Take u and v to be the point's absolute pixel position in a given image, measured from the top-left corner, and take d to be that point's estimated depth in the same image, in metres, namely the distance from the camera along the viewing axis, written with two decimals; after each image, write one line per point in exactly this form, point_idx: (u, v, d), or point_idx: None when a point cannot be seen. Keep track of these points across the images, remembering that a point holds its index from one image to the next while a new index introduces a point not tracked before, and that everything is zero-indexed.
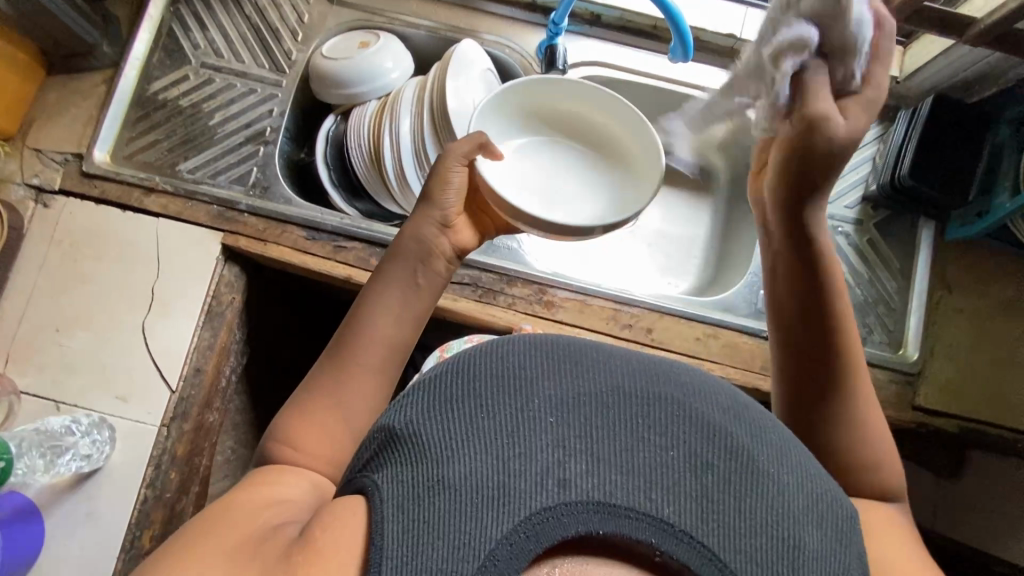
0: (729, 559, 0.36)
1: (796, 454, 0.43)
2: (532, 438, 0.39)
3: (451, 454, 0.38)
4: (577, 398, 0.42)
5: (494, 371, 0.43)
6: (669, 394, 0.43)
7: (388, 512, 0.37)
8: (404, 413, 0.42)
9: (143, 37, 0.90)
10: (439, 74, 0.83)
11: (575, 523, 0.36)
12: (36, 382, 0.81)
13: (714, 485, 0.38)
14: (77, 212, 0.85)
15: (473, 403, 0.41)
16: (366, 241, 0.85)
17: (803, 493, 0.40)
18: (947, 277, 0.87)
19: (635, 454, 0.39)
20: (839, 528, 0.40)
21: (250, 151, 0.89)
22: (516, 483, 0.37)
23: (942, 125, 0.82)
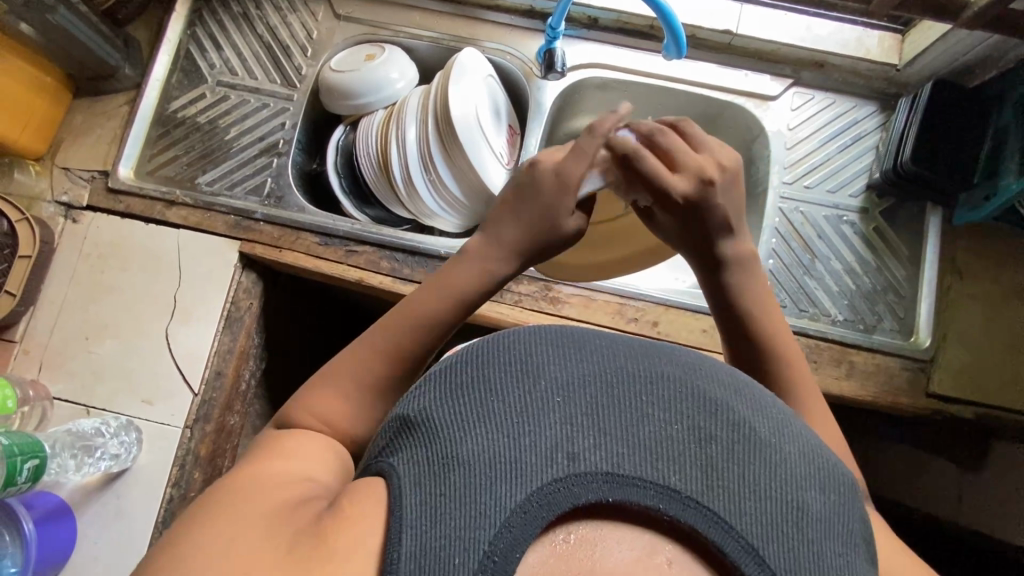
0: (737, 523, 0.37)
1: (795, 427, 0.43)
2: (540, 415, 0.40)
3: (462, 433, 0.39)
4: (581, 377, 0.42)
5: (501, 356, 0.43)
6: (671, 372, 0.43)
7: (406, 486, 0.38)
8: (416, 401, 0.43)
9: (162, 60, 0.95)
10: (442, 81, 0.86)
11: (586, 492, 0.37)
12: (67, 387, 0.85)
13: (719, 455, 0.39)
14: (104, 225, 0.90)
15: (482, 386, 0.42)
16: (377, 246, 0.88)
17: (806, 460, 0.41)
18: (958, 262, 0.86)
19: (640, 428, 0.40)
20: (841, 491, 0.41)
21: (264, 162, 0.93)
22: (527, 457, 0.38)
23: (943, 110, 0.81)
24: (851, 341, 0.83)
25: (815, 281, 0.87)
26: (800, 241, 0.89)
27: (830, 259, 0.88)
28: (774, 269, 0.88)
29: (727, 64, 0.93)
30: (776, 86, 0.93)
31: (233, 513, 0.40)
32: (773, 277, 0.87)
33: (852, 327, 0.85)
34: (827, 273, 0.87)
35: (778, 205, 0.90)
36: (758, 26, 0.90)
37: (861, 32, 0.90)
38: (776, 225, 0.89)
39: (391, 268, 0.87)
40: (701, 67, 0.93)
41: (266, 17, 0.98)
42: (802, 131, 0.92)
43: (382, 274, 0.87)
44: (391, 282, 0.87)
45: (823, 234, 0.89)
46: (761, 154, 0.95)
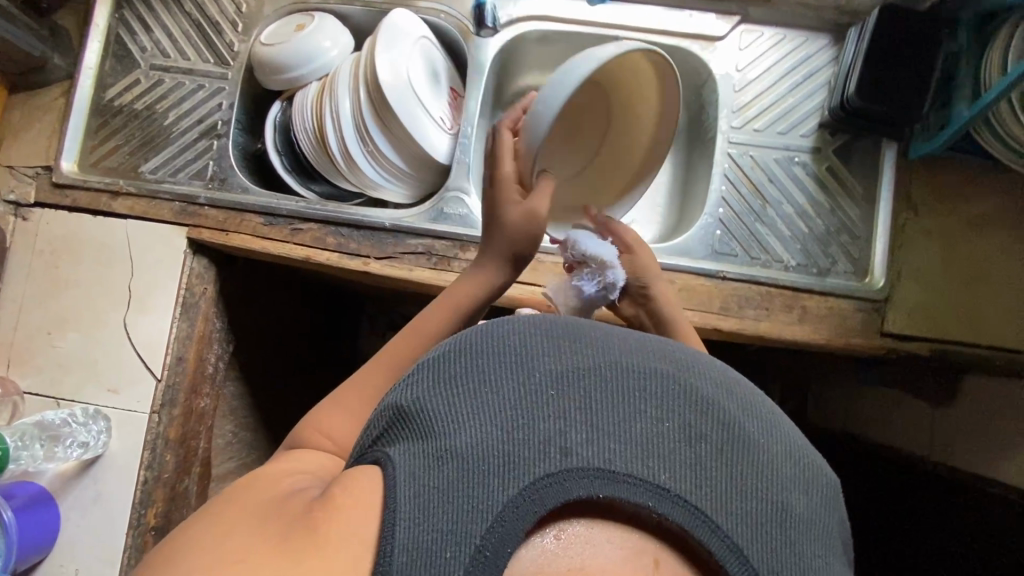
0: (724, 523, 0.37)
1: (783, 429, 0.44)
2: (533, 410, 0.40)
3: (455, 424, 0.40)
4: (576, 371, 0.42)
5: (496, 348, 0.44)
6: (664, 369, 0.44)
7: (399, 476, 0.38)
8: (409, 390, 0.44)
9: (93, 47, 0.94)
10: (370, 48, 0.84)
11: (578, 487, 0.37)
12: (35, 382, 0.87)
13: (708, 454, 0.40)
14: (54, 220, 0.90)
15: (476, 378, 0.42)
16: (321, 222, 0.87)
17: (792, 463, 0.42)
18: (913, 197, 0.83)
19: (632, 424, 0.40)
20: (824, 496, 0.42)
21: (205, 146, 0.92)
22: (520, 450, 0.38)
23: (892, 36, 0.77)
24: (804, 286, 0.82)
25: (766, 227, 0.85)
26: (750, 187, 0.86)
27: (782, 204, 0.86)
28: (723, 217, 0.86)
29: (669, 5, 0.89)
30: (722, 26, 0.89)
31: (227, 512, 0.42)
32: (723, 225, 0.86)
33: (805, 271, 0.84)
34: (779, 218, 0.85)
35: (727, 150, 0.88)
36: None
37: None
38: (725, 172, 0.87)
39: (337, 244, 0.87)
40: (642, 11, 0.89)
41: None
42: (750, 72, 0.88)
43: (328, 250, 0.87)
44: (338, 257, 0.86)
45: (775, 178, 0.86)
46: (710, 99, 0.92)
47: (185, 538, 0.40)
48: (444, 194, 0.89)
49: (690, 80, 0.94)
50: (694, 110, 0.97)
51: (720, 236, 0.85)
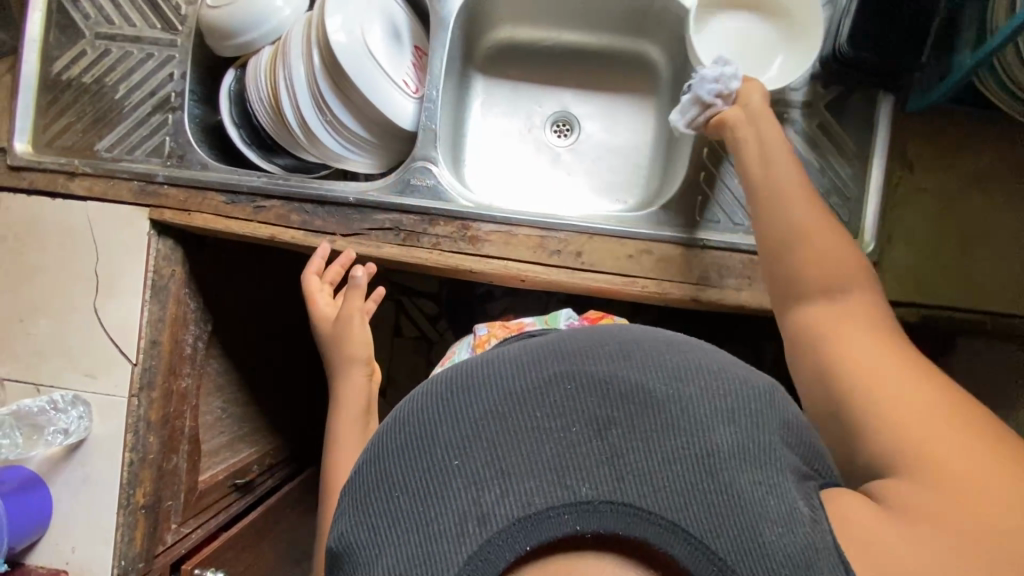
0: (655, 506, 0.35)
1: (690, 365, 0.42)
2: (441, 485, 0.37)
3: (377, 547, 0.37)
4: (471, 422, 0.39)
5: (395, 442, 0.41)
6: (557, 371, 0.41)
7: None
8: (334, 528, 0.41)
9: (35, 18, 0.88)
10: (322, 6, 0.78)
11: (506, 553, 0.35)
12: (14, 369, 0.88)
13: (622, 439, 0.38)
14: (14, 205, 0.88)
15: (382, 487, 0.39)
16: (285, 199, 0.84)
17: (709, 397, 0.40)
18: (909, 153, 0.78)
19: (542, 448, 0.38)
20: (754, 412, 0.40)
21: (159, 120, 0.87)
22: (438, 545, 0.35)
23: None
24: None
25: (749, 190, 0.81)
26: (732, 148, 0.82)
27: None
28: (703, 181, 0.82)
29: None
30: None
31: None
32: (702, 190, 0.82)
33: None
34: None
35: None
36: None
37: None
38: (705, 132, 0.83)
39: (302, 222, 0.84)
40: None
41: None
42: None
43: (293, 228, 0.84)
44: (303, 236, 0.83)
45: None
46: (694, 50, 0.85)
47: None
48: (412, 164, 0.85)
49: (674, 29, 0.87)
50: (680, 63, 0.91)
51: (702, 201, 0.82)
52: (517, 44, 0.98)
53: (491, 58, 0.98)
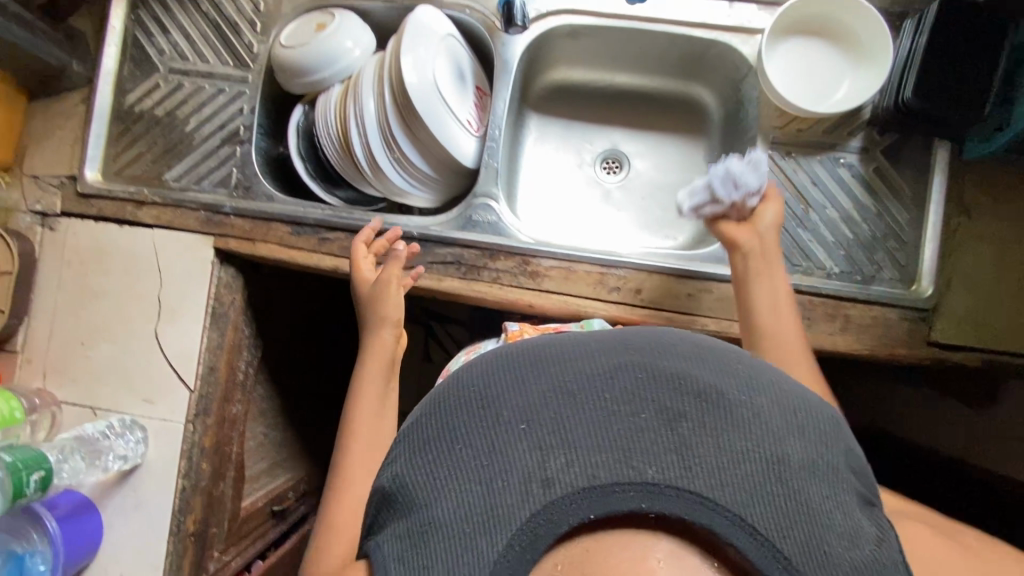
0: (720, 498, 0.36)
1: (764, 379, 0.43)
2: (508, 447, 0.39)
3: (437, 495, 0.39)
4: (541, 396, 0.41)
5: (462, 401, 0.43)
6: (629, 360, 0.42)
7: (395, 565, 0.39)
8: (394, 468, 0.44)
9: (111, 51, 0.91)
10: (395, 47, 0.81)
11: (569, 519, 0.36)
12: (72, 392, 0.89)
13: (688, 431, 0.38)
14: (81, 231, 0.90)
15: (448, 438, 0.42)
16: (350, 231, 0.86)
17: (778, 408, 0.41)
18: (966, 199, 0.79)
19: (610, 428, 0.39)
20: (822, 432, 0.41)
21: (228, 152, 0.90)
22: (500, 500, 0.37)
23: (951, 30, 0.72)
24: (846, 295, 0.80)
25: (808, 232, 0.82)
26: (792, 192, 0.83)
27: (825, 208, 0.82)
28: None
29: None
30: (764, 17, 0.83)
31: None
32: None
33: (848, 278, 0.81)
34: (821, 224, 0.82)
35: (767, 152, 0.84)
36: None
37: None
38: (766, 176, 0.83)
39: None
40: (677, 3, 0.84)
41: None
42: (794, 67, 0.82)
43: None
44: None
45: (817, 181, 0.82)
46: (749, 95, 0.87)
47: None
48: (473, 200, 0.87)
49: (729, 73, 0.89)
50: (732, 105, 0.93)
51: None
52: (571, 85, 1.00)
53: (544, 98, 1.01)
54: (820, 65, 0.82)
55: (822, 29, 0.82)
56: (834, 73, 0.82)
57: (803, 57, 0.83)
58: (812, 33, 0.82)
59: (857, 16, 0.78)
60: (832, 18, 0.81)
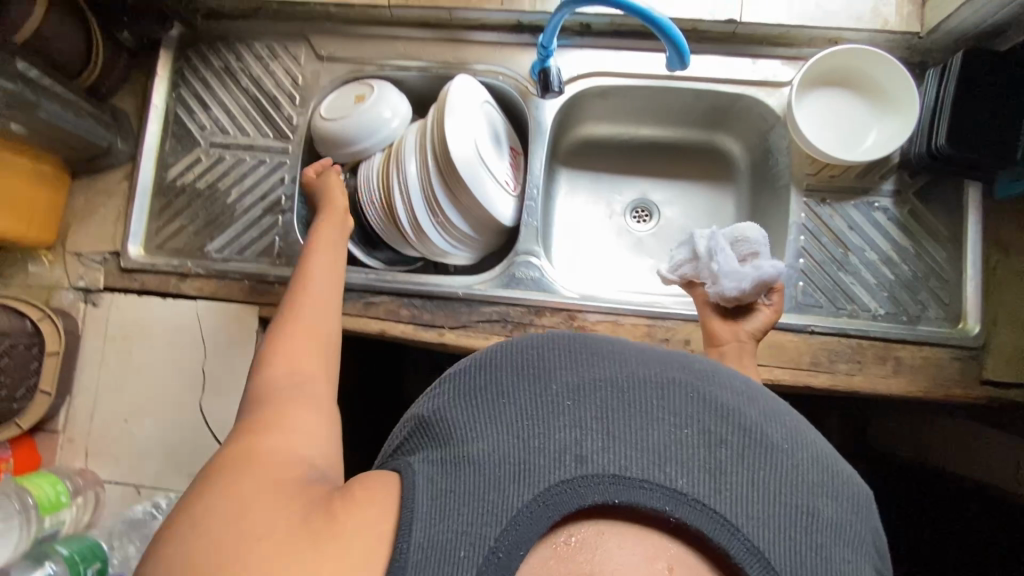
0: (742, 524, 0.40)
1: (809, 437, 0.46)
2: (553, 419, 0.42)
3: (474, 437, 0.42)
4: (595, 386, 0.44)
5: (516, 365, 0.46)
6: (682, 379, 0.46)
7: (420, 481, 0.41)
8: (433, 403, 0.48)
9: (153, 129, 0.94)
10: (437, 116, 0.83)
11: (592, 493, 0.40)
12: (115, 471, 0.87)
13: (723, 456, 0.42)
14: (124, 306, 0.90)
15: (496, 394, 0.45)
16: (395, 294, 0.87)
17: (817, 466, 0.43)
18: (1002, 237, 0.81)
19: (651, 432, 0.42)
20: (853, 504, 0.44)
21: (270, 222, 0.91)
22: (537, 458, 0.40)
23: (977, 79, 0.74)
24: (895, 336, 0.80)
25: (850, 275, 0.83)
26: (830, 236, 0.84)
27: (865, 251, 0.83)
28: (805, 268, 0.83)
29: (734, 55, 0.86)
30: (790, 71, 0.85)
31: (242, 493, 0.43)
32: (805, 276, 0.83)
33: (894, 320, 0.81)
34: (862, 266, 0.83)
35: (802, 199, 0.85)
36: (761, 11, 0.83)
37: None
38: (803, 223, 0.85)
39: (411, 316, 0.86)
40: (705, 61, 0.87)
41: (248, 67, 0.94)
42: (822, 117, 0.85)
43: (402, 322, 0.86)
44: (413, 329, 0.86)
45: (854, 225, 0.84)
46: (779, 145, 0.89)
47: (209, 507, 0.42)
48: (515, 258, 0.88)
49: (756, 124, 0.91)
50: (759, 153, 0.95)
51: (803, 287, 0.83)
52: (598, 139, 1.03)
53: (573, 153, 1.03)
54: (847, 113, 0.85)
55: (844, 80, 0.85)
56: (862, 119, 0.85)
57: (828, 107, 0.86)
58: (834, 84, 0.85)
59: (878, 66, 0.81)
60: (852, 70, 0.84)
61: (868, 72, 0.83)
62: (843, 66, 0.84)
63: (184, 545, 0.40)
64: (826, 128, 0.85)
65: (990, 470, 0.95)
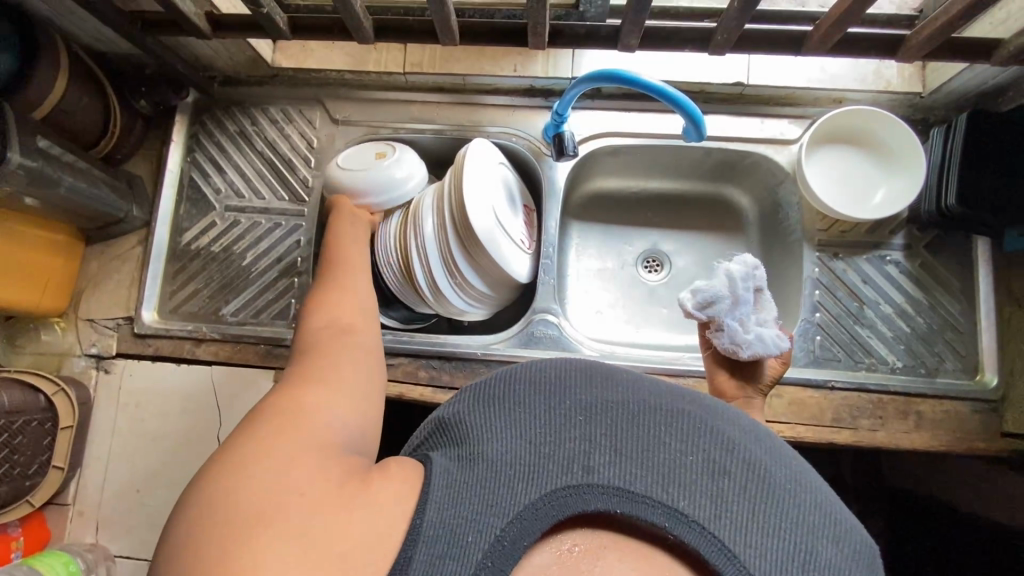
0: (740, 552, 0.40)
1: (817, 484, 0.46)
2: (564, 430, 0.44)
3: (490, 437, 0.44)
4: (605, 403, 0.46)
5: (535, 378, 0.48)
6: (692, 411, 0.47)
7: (435, 471, 0.43)
8: (451, 406, 0.49)
9: (168, 193, 0.94)
10: (454, 180, 0.84)
11: (596, 500, 0.41)
12: (126, 544, 0.85)
13: (725, 486, 0.43)
14: (137, 373, 0.89)
15: (512, 401, 0.46)
16: (413, 355, 0.86)
17: (822, 512, 0.43)
18: (1015, 289, 0.82)
19: (657, 453, 0.44)
20: (861, 555, 0.43)
21: (286, 284, 0.91)
22: (547, 463, 0.42)
23: (983, 140, 0.77)
24: (914, 389, 0.80)
25: (866, 329, 0.83)
26: (845, 290, 0.85)
27: (880, 304, 0.84)
28: (822, 322, 0.84)
29: (743, 115, 0.88)
30: (797, 130, 0.88)
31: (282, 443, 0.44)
32: (823, 330, 0.84)
33: (913, 373, 0.82)
34: (878, 319, 0.84)
35: (815, 254, 0.86)
36: (768, 74, 0.85)
37: (878, 62, 0.85)
38: (817, 277, 0.86)
39: (430, 378, 0.86)
40: (714, 121, 0.89)
41: (264, 131, 0.95)
42: (830, 175, 0.87)
43: (421, 385, 0.85)
44: (432, 392, 0.85)
45: (867, 278, 0.85)
46: (788, 200, 0.91)
47: (247, 451, 0.43)
48: (532, 317, 0.88)
49: (764, 179, 0.93)
50: (767, 207, 0.97)
51: (821, 342, 0.84)
52: (608, 192, 1.04)
53: (585, 206, 1.04)
54: (853, 171, 0.87)
55: (849, 140, 0.87)
56: (868, 177, 0.87)
57: (835, 165, 0.88)
58: (840, 141, 0.88)
59: (883, 127, 0.84)
60: (857, 130, 0.86)
61: (872, 134, 0.86)
62: (848, 126, 0.86)
63: (224, 486, 0.41)
64: (832, 185, 0.87)
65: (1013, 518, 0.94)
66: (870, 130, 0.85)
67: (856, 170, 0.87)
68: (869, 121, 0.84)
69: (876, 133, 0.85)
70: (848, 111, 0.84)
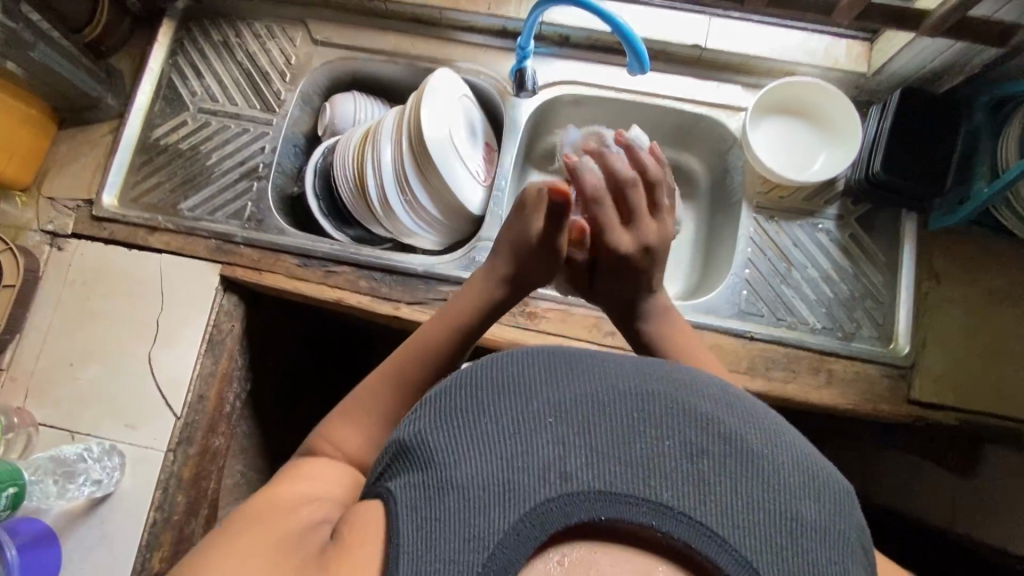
0: (730, 535, 0.35)
1: (788, 433, 0.41)
2: (533, 435, 0.38)
3: (454, 455, 0.37)
4: (573, 396, 0.39)
5: (492, 380, 0.41)
6: (661, 389, 0.40)
7: (402, 512, 0.37)
8: (411, 424, 0.42)
9: (145, 88, 0.98)
10: (415, 102, 0.87)
11: (579, 512, 0.35)
12: (52, 414, 0.86)
13: (714, 469, 0.37)
14: (88, 252, 0.91)
15: (474, 408, 0.39)
16: (355, 264, 0.89)
17: (800, 470, 0.39)
18: (935, 266, 0.86)
19: (633, 446, 0.38)
20: (837, 499, 0.39)
21: (245, 186, 0.95)
22: (520, 477, 0.36)
23: (911, 117, 0.81)
24: (829, 349, 0.83)
25: (790, 289, 0.87)
26: (775, 251, 0.89)
27: (806, 267, 0.88)
28: (750, 278, 0.88)
29: (698, 77, 0.93)
30: (748, 97, 0.92)
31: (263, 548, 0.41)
32: (749, 286, 0.87)
33: (830, 334, 0.85)
34: (803, 282, 0.87)
35: (752, 215, 0.90)
36: (726, 39, 0.90)
37: (829, 42, 0.90)
38: (751, 236, 0.89)
39: (370, 287, 0.88)
40: (671, 79, 0.93)
41: (245, 44, 0.99)
42: (774, 143, 0.92)
43: (360, 293, 0.88)
44: (370, 300, 0.88)
45: (797, 241, 0.89)
46: (734, 164, 0.95)
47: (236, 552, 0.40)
48: (476, 244, 0.91)
49: (714, 145, 0.97)
50: (717, 174, 1.00)
51: (747, 296, 0.87)
52: None
53: (546, 157, 1.05)
54: (794, 139, 0.92)
55: (789, 110, 0.92)
56: (808, 145, 0.92)
57: (777, 132, 0.92)
58: (782, 111, 0.92)
59: (817, 97, 0.89)
60: (795, 100, 0.91)
61: (808, 104, 0.91)
62: (787, 97, 0.91)
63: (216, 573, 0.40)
64: (774, 151, 0.92)
65: (922, 503, 0.96)
66: (805, 101, 0.91)
67: (796, 138, 0.92)
68: (807, 92, 0.89)
69: (812, 102, 0.90)
70: (786, 82, 0.88)
